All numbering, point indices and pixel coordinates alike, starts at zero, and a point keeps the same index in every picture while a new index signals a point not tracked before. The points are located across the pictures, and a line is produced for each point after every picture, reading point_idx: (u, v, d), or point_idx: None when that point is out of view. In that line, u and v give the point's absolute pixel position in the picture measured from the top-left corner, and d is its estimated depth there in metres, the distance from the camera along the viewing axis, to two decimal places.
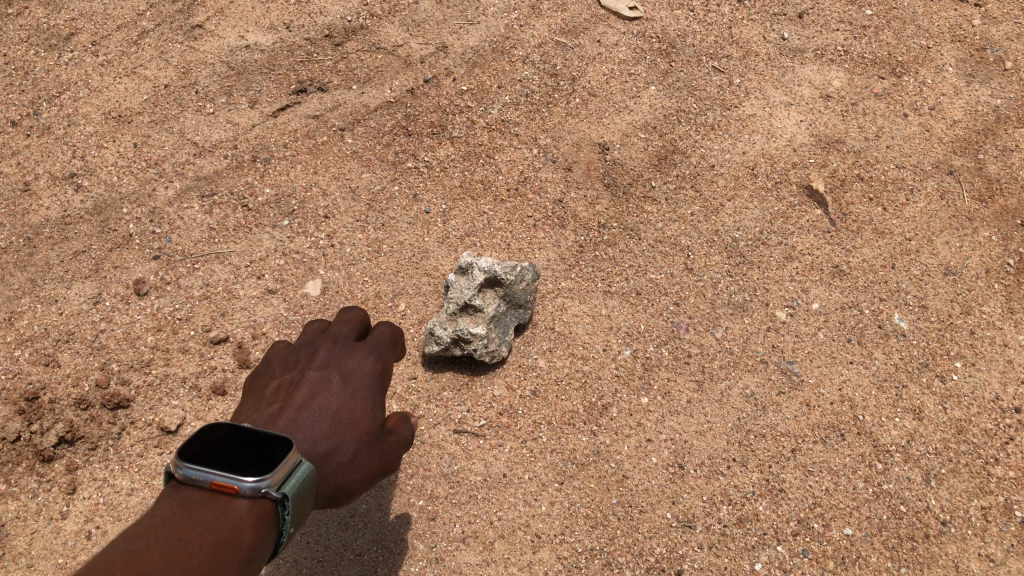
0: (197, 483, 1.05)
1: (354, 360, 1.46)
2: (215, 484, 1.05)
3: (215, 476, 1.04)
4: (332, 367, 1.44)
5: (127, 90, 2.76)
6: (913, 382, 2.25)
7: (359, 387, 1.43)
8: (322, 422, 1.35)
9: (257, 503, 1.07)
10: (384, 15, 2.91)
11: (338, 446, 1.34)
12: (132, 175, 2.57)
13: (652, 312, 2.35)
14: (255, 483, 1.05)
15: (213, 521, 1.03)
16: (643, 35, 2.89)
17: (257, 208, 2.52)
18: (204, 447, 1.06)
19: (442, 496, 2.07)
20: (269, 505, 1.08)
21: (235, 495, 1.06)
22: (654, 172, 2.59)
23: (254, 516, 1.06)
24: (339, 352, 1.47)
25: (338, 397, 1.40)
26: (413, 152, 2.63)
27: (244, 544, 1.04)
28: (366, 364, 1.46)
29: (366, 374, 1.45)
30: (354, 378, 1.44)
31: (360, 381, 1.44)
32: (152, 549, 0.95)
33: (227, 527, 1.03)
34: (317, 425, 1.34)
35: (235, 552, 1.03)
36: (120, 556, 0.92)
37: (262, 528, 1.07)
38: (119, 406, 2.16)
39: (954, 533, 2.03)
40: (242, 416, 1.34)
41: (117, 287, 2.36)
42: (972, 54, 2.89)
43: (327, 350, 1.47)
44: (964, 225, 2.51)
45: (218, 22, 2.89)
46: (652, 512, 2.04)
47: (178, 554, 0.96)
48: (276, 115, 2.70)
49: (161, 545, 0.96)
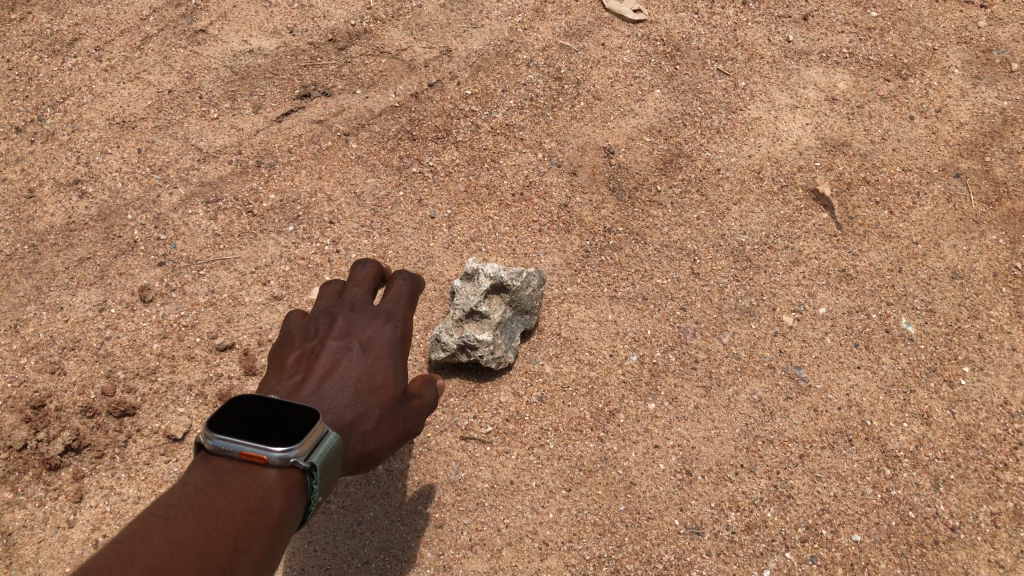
0: (228, 453, 1.08)
1: (372, 328, 1.48)
2: (245, 454, 1.07)
3: (244, 447, 1.07)
4: (351, 336, 1.45)
5: (130, 96, 2.75)
6: (921, 387, 2.24)
7: (379, 354, 1.44)
8: (345, 391, 1.36)
9: (287, 473, 1.08)
10: (388, 19, 2.90)
11: (362, 413, 1.36)
12: (137, 181, 2.57)
13: (658, 318, 2.34)
14: (283, 453, 1.07)
15: (243, 490, 1.04)
16: (647, 38, 2.88)
17: (261, 214, 2.51)
18: (232, 418, 1.09)
19: (449, 503, 2.07)
20: (298, 474, 1.10)
21: (265, 465, 1.07)
22: (659, 176, 2.59)
23: (283, 485, 1.08)
24: (357, 320, 1.49)
25: (359, 365, 1.41)
26: (418, 157, 2.63)
27: (275, 511, 1.05)
28: (385, 332, 1.48)
29: (385, 341, 1.47)
30: (374, 346, 1.45)
31: (380, 349, 1.45)
32: (187, 516, 0.96)
33: (257, 496, 1.05)
34: (341, 393, 1.35)
35: (267, 520, 1.04)
36: (155, 524, 0.94)
37: (291, 497, 1.09)
38: (125, 414, 2.15)
39: (963, 539, 2.02)
40: (265, 387, 1.35)
41: (122, 294, 2.36)
42: (977, 56, 2.88)
43: (345, 318, 1.49)
44: (970, 229, 2.50)
45: (221, 26, 2.88)
46: (660, 519, 2.04)
47: (212, 521, 0.98)
48: (280, 120, 2.69)
49: (195, 512, 0.98)
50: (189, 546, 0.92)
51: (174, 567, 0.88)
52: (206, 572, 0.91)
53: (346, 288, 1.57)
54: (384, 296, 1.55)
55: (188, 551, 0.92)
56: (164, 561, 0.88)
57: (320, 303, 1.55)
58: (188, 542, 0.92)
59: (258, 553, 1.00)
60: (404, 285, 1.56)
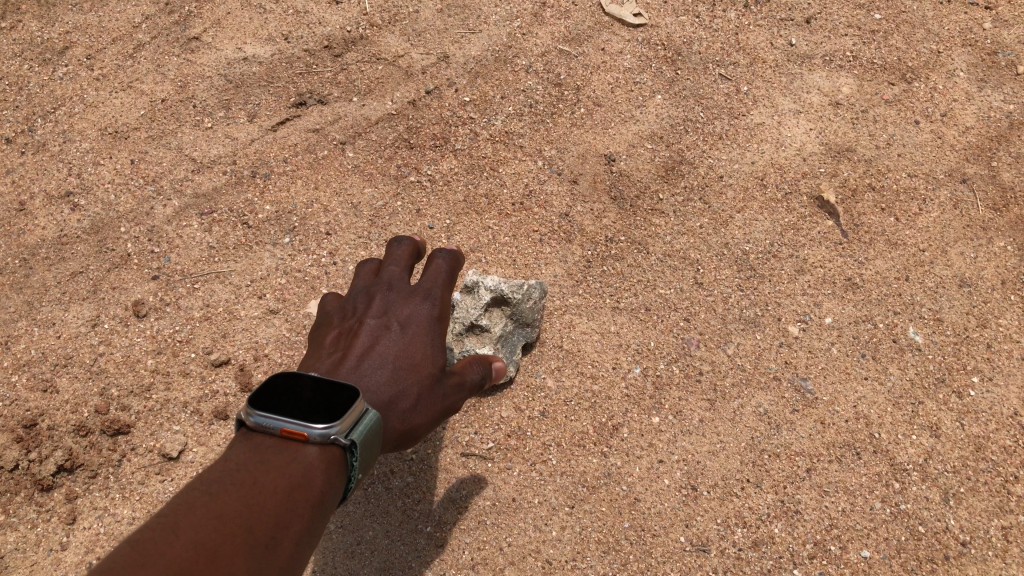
0: (269, 430, 1.14)
1: (411, 307, 1.55)
2: (285, 431, 1.13)
3: (286, 423, 1.12)
4: (389, 315, 1.53)
5: (123, 105, 2.71)
6: (929, 398, 2.20)
7: (417, 332, 1.51)
8: (384, 368, 1.43)
9: (327, 450, 1.14)
10: (385, 25, 2.86)
11: (401, 390, 1.42)
12: (130, 193, 2.52)
13: (662, 329, 2.30)
14: (324, 430, 1.12)
15: (285, 467, 1.09)
16: (648, 43, 2.83)
17: (257, 226, 2.47)
18: (266, 397, 1.14)
19: (450, 522, 2.03)
20: (338, 451, 1.15)
21: (306, 442, 1.13)
22: (661, 184, 2.54)
23: (324, 462, 1.13)
24: (394, 300, 1.57)
25: (398, 343, 1.48)
26: (416, 166, 2.58)
27: (316, 488, 1.11)
28: (423, 310, 1.55)
29: (423, 320, 1.54)
30: (411, 325, 1.52)
31: (418, 327, 1.52)
32: (230, 491, 1.02)
33: (299, 473, 1.10)
34: (381, 371, 1.41)
35: (308, 496, 1.09)
36: (199, 498, 0.99)
37: (332, 474, 1.14)
38: (119, 433, 2.11)
39: (974, 555, 1.98)
40: (307, 366, 1.44)
41: (116, 309, 2.31)
42: (982, 59, 2.84)
43: (383, 298, 1.57)
44: (978, 235, 2.47)
45: (215, 33, 2.84)
46: (665, 536, 2.00)
47: (254, 495, 1.03)
48: (275, 130, 2.65)
49: (238, 488, 1.03)
50: (233, 519, 0.98)
51: (218, 540, 0.94)
52: (249, 545, 0.97)
53: (382, 269, 1.65)
54: (423, 275, 1.63)
55: (231, 524, 0.97)
56: (208, 534, 0.94)
57: (358, 283, 1.64)
58: (232, 517, 0.98)
59: (300, 528, 1.05)
60: (443, 262, 1.64)
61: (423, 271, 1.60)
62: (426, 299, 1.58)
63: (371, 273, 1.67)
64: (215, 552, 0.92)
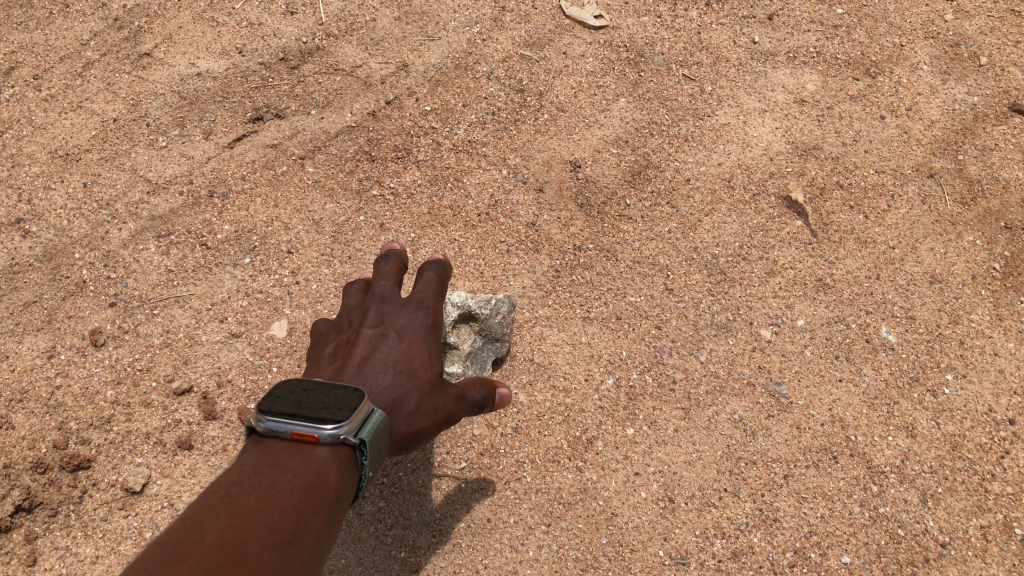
0: (279, 433, 1.18)
1: (406, 316, 1.61)
2: (296, 434, 1.17)
3: (296, 427, 1.17)
4: (386, 324, 1.58)
5: (73, 126, 2.62)
6: (904, 398, 2.18)
7: (414, 338, 1.56)
8: (386, 372, 1.46)
9: (338, 450, 1.20)
10: (341, 34, 2.79)
11: (404, 391, 1.45)
12: (83, 218, 2.44)
13: (633, 337, 2.27)
14: (335, 430, 1.17)
15: (300, 468, 1.15)
16: (610, 45, 2.79)
17: (216, 247, 2.40)
18: (273, 405, 1.18)
19: (424, 546, 1.98)
20: (348, 450, 1.21)
21: (317, 443, 1.18)
22: (628, 190, 2.51)
23: (336, 461, 1.19)
24: (389, 310, 1.62)
25: (397, 349, 1.52)
26: (378, 179, 2.53)
27: (331, 487, 1.17)
28: (418, 319, 1.61)
29: (418, 327, 1.59)
30: (409, 332, 1.57)
31: (415, 333, 1.57)
32: (249, 493, 1.08)
33: (313, 473, 1.16)
34: (383, 374, 1.45)
35: (323, 495, 1.15)
36: (220, 501, 1.05)
37: (344, 472, 1.20)
38: (80, 468, 2.05)
39: (954, 556, 1.97)
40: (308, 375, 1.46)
41: (72, 339, 2.24)
42: (945, 51, 2.83)
43: (378, 310, 1.62)
44: (948, 230, 2.45)
45: (167, 49, 2.76)
46: (643, 551, 1.97)
47: (274, 496, 1.09)
48: (232, 146, 2.58)
49: (256, 489, 1.09)
50: (256, 519, 1.04)
51: (242, 540, 1.00)
52: (273, 544, 1.03)
53: (372, 286, 1.71)
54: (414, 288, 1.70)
55: (256, 525, 1.03)
56: (232, 535, 1.00)
57: (349, 301, 1.69)
58: (254, 517, 1.04)
59: (318, 525, 1.12)
60: (432, 275, 1.73)
61: (415, 283, 1.67)
62: (420, 309, 1.64)
63: (360, 293, 1.72)
64: (238, 550, 0.99)
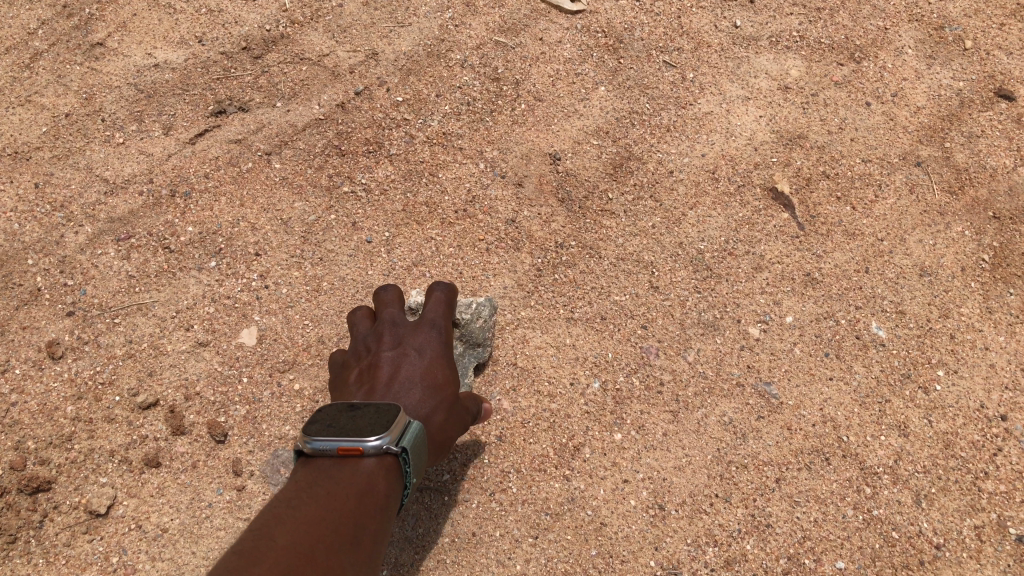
0: (325, 452, 1.19)
1: (422, 336, 1.60)
2: (342, 450, 1.19)
3: (341, 443, 1.18)
4: (405, 345, 1.57)
5: (22, 122, 2.46)
6: (896, 396, 2.14)
7: (434, 356, 1.55)
8: (415, 389, 1.45)
9: (382, 459, 1.22)
10: (307, 21, 2.67)
11: (434, 407, 1.45)
12: (36, 221, 2.30)
13: (619, 338, 2.19)
14: (378, 442, 1.19)
15: (348, 479, 1.17)
16: (588, 30, 2.70)
17: (179, 250, 2.28)
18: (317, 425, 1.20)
19: (407, 563, 1.89)
20: (391, 459, 1.23)
21: (362, 456, 1.20)
22: (609, 183, 2.42)
23: (382, 470, 1.21)
24: (404, 331, 1.61)
25: (420, 366, 1.51)
26: (349, 175, 2.42)
27: (380, 493, 1.19)
28: (433, 338, 1.60)
29: (436, 346, 1.58)
30: (428, 351, 1.56)
31: (434, 351, 1.57)
32: (310, 502, 1.10)
33: (362, 482, 1.18)
34: (413, 391, 1.44)
35: (375, 501, 1.18)
36: (285, 511, 1.07)
37: (390, 479, 1.23)
38: (39, 490, 1.92)
39: (949, 558, 1.92)
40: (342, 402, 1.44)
41: (28, 352, 2.10)
42: (930, 34, 2.78)
43: (393, 332, 1.62)
44: (936, 221, 2.41)
45: (121, 38, 2.62)
46: (634, 562, 1.90)
47: (334, 502, 1.12)
48: (193, 142, 2.45)
49: (315, 499, 1.11)
50: (321, 523, 1.07)
51: (312, 541, 1.03)
52: (339, 545, 1.06)
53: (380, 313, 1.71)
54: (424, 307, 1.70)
55: (322, 528, 1.06)
56: (302, 538, 1.02)
57: (361, 331, 1.69)
58: (319, 521, 1.07)
59: (374, 528, 1.16)
60: (441, 297, 1.74)
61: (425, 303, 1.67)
62: (432, 329, 1.64)
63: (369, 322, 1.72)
64: (311, 552, 1.01)
